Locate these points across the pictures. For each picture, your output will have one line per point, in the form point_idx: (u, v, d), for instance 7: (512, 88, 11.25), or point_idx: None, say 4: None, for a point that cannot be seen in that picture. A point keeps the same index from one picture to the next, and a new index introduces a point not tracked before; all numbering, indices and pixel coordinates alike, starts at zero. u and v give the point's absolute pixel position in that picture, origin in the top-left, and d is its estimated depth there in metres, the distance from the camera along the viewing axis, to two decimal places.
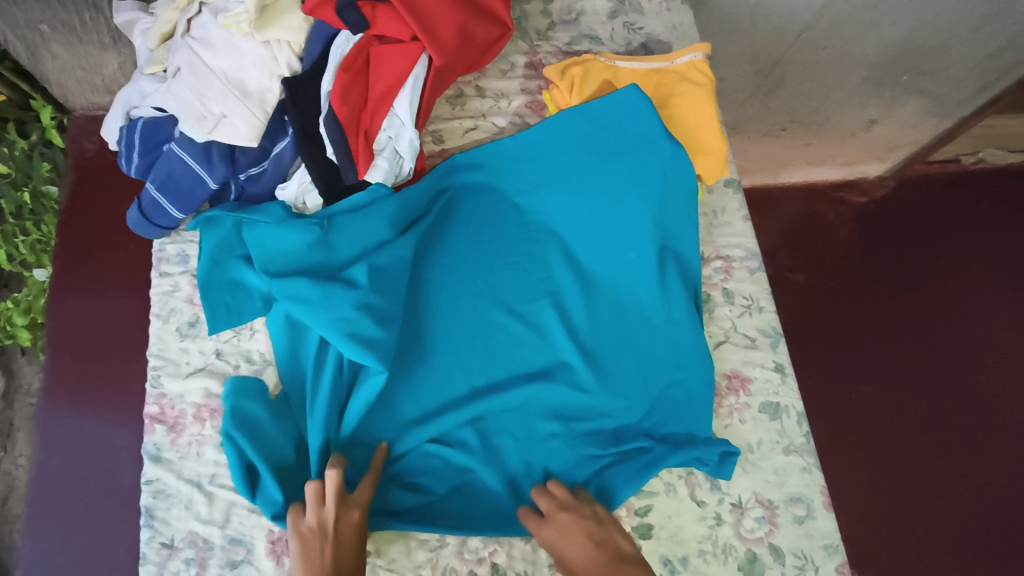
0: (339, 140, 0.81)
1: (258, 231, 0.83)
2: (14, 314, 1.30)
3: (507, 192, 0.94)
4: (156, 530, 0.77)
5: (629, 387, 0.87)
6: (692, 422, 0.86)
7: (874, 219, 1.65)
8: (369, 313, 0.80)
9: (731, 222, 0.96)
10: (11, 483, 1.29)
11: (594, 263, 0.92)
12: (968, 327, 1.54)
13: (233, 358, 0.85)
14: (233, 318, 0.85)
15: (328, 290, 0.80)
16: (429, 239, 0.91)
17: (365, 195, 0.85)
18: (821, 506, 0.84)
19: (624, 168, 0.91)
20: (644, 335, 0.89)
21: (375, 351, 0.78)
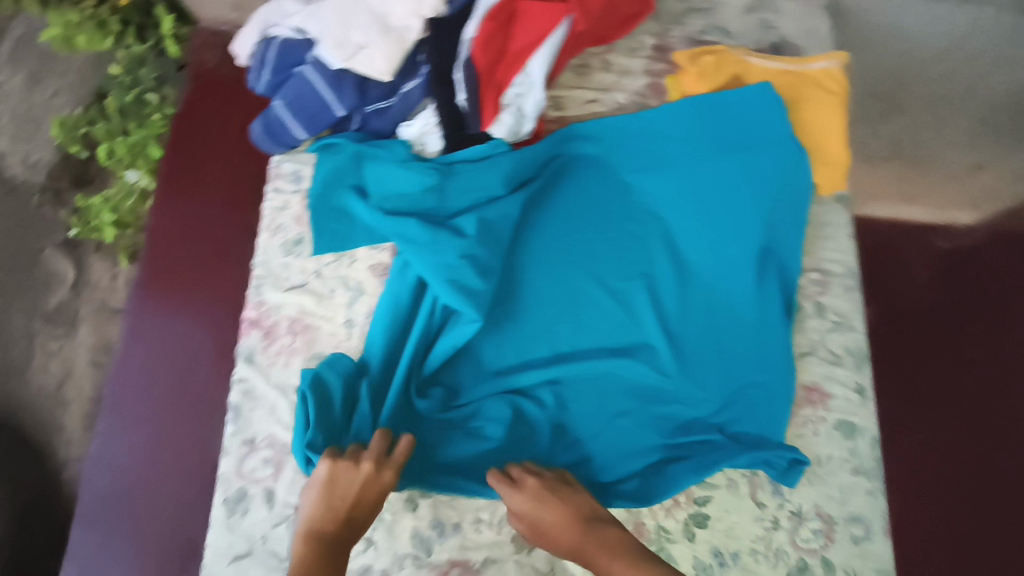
0: (473, 88, 0.83)
1: (382, 169, 0.87)
2: (102, 211, 1.36)
3: (620, 167, 0.94)
4: (239, 427, 0.81)
5: (708, 381, 0.87)
6: (766, 426, 0.85)
7: (966, 266, 1.26)
8: (473, 264, 0.81)
9: (835, 237, 0.93)
10: (68, 369, 1.36)
11: (692, 253, 0.91)
12: None
13: (331, 282, 0.87)
14: (336, 244, 0.87)
15: (438, 236, 0.82)
16: (534, 201, 0.92)
17: (484, 148, 0.86)
18: (880, 530, 0.84)
19: (742, 164, 0.91)
20: (730, 332, 0.89)
21: (473, 299, 0.80)
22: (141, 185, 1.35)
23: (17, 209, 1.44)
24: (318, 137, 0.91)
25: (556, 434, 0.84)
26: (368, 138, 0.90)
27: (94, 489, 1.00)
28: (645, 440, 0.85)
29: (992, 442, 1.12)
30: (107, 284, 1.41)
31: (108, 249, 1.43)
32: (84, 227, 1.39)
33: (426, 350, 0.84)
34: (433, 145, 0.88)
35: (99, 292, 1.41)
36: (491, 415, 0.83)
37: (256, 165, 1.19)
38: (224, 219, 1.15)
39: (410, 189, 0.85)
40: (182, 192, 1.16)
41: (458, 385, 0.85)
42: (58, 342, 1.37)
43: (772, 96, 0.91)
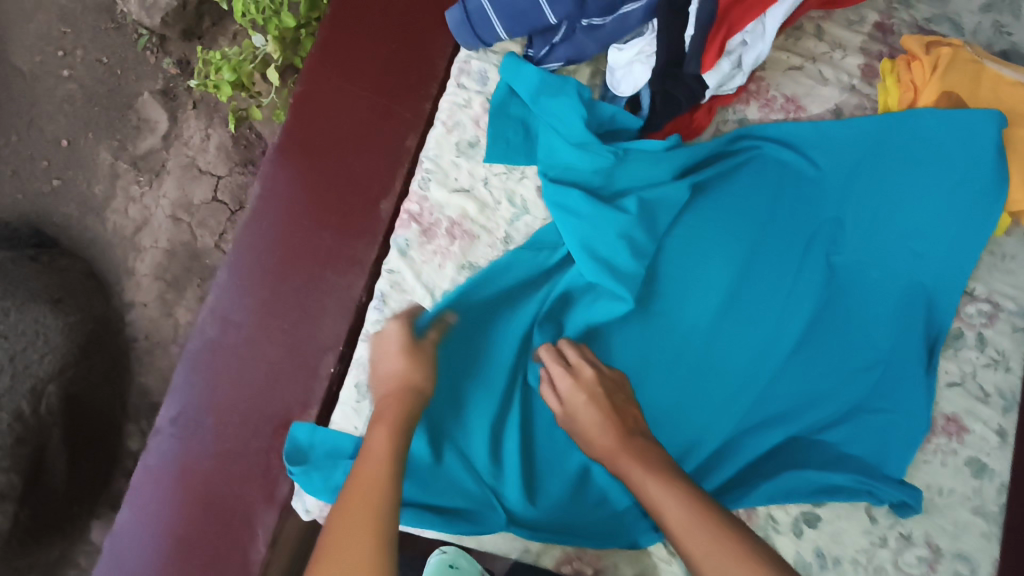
0: (705, 24, 0.77)
1: (554, 143, 0.82)
2: (223, 67, 1.23)
3: (799, 172, 0.88)
4: (383, 315, 0.79)
5: (831, 410, 0.83)
6: (880, 457, 0.81)
7: None
8: (630, 245, 0.78)
9: (1015, 271, 0.90)
10: (147, 216, 1.36)
11: (844, 278, 0.86)
12: None
13: (497, 193, 0.84)
14: (509, 154, 0.84)
15: (600, 210, 0.79)
16: (699, 188, 0.87)
17: (664, 144, 0.82)
18: (986, 574, 0.81)
19: (925, 201, 0.86)
20: (867, 370, 0.84)
21: (621, 280, 0.77)
22: (267, 52, 1.27)
23: (122, 47, 1.41)
24: (502, 79, 0.86)
25: (667, 431, 0.80)
26: (568, 54, 0.85)
27: (202, 338, 1.02)
28: (752, 454, 0.81)
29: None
30: (197, 143, 1.38)
31: (205, 107, 1.38)
32: (204, 81, 1.27)
33: (560, 319, 0.81)
34: (605, 109, 0.83)
35: (188, 149, 1.39)
36: None
37: (416, 53, 1.14)
38: (351, 116, 1.11)
39: (575, 165, 0.81)
40: (318, 90, 1.12)
41: None
42: (141, 190, 1.37)
43: (990, 134, 0.84)
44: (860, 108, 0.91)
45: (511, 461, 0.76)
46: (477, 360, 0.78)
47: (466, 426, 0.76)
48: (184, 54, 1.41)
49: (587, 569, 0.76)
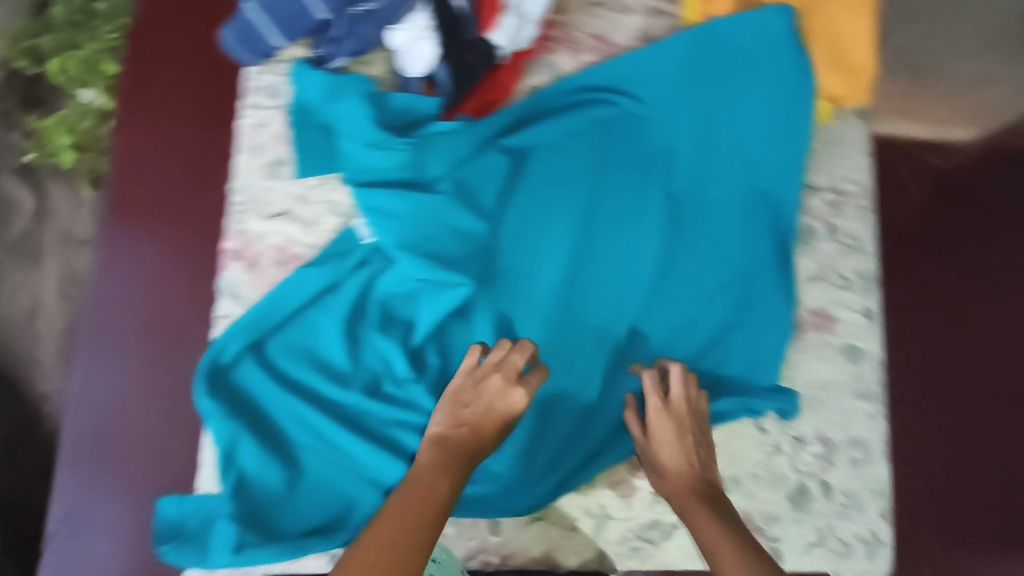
0: None
1: (354, 151, 0.77)
2: (56, 132, 1.11)
3: (622, 110, 0.86)
4: (223, 368, 0.76)
5: (701, 337, 0.83)
6: (755, 369, 0.82)
7: None
8: (456, 233, 0.78)
9: (851, 153, 0.89)
10: (36, 296, 1.15)
11: (688, 203, 0.86)
12: None
13: (318, 208, 0.80)
14: (327, 165, 0.79)
15: (416, 204, 0.76)
16: (523, 151, 0.84)
17: (457, 124, 0.80)
18: (878, 452, 0.84)
19: (745, 108, 0.86)
20: (728, 288, 0.84)
21: (453, 268, 0.76)
22: (100, 105, 1.12)
23: None
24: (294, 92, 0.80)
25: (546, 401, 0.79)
26: (353, 48, 0.79)
27: (77, 429, 0.95)
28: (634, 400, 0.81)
29: (961, 384, 0.98)
30: (74, 213, 1.17)
31: (66, 173, 1.17)
32: (39, 151, 1.13)
33: (410, 319, 0.79)
34: (398, 98, 0.79)
35: (64, 223, 1.18)
36: None
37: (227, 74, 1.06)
38: (178, 155, 1.02)
39: (378, 166, 0.77)
40: (135, 137, 1.02)
41: (448, 351, 0.79)
42: (19, 279, 1.15)
43: (780, 29, 0.85)
44: (667, 29, 0.90)
45: (392, 472, 0.75)
46: (334, 383, 0.77)
47: (337, 449, 0.75)
48: (31, 125, 1.17)
49: (494, 559, 0.76)
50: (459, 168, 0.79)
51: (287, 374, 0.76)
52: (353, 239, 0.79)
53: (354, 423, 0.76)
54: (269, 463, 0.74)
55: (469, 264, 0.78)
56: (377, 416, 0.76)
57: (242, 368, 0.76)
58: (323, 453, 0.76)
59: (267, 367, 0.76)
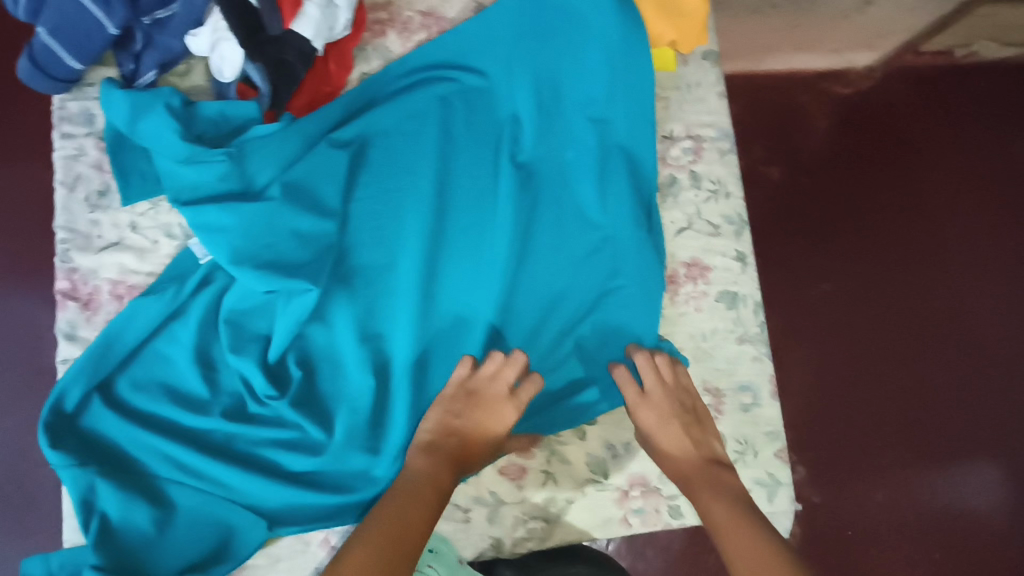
0: None
1: (169, 169, 0.72)
2: None
3: (465, 86, 0.84)
4: (69, 414, 0.72)
5: (575, 305, 0.81)
6: (634, 327, 0.80)
7: (849, 112, 1.56)
8: (296, 237, 0.74)
9: (705, 97, 0.88)
10: None
11: (543, 170, 0.83)
12: (955, 248, 1.54)
13: (151, 233, 0.77)
14: (150, 187, 0.76)
15: (245, 214, 0.72)
16: (363, 142, 0.81)
17: (278, 124, 0.76)
18: (767, 395, 0.83)
19: (587, 65, 0.84)
20: (596, 251, 0.82)
21: (295, 274, 0.72)
22: None
23: None
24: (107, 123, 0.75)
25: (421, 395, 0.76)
26: (159, 58, 0.75)
27: None
28: None
29: (799, 252, 1.49)
30: None
31: None
32: None
33: (264, 334, 0.75)
34: (208, 108, 0.74)
35: None
36: (341, 391, 0.75)
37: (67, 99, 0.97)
38: (20, 189, 0.93)
39: (200, 180, 0.72)
40: None
41: (310, 361, 0.75)
42: None
43: None
44: None
45: (264, 491, 0.72)
46: (192, 412, 0.73)
47: (203, 480, 0.71)
48: None
49: None
50: (290, 171, 0.76)
51: (143, 410, 0.73)
52: (192, 260, 0.76)
53: (221, 450, 0.73)
54: (133, 504, 0.69)
55: (316, 267, 0.74)
56: (244, 438, 0.73)
57: (95, 413, 0.72)
58: (192, 488, 0.72)
59: (118, 407, 0.73)
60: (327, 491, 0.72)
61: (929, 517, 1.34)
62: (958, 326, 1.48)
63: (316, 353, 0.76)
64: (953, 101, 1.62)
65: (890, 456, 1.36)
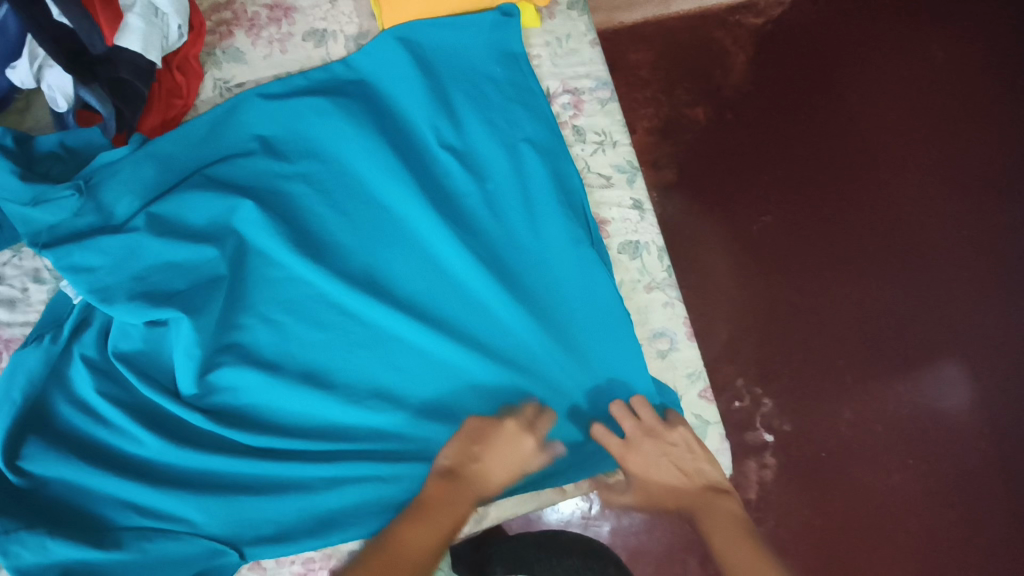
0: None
1: (19, 214, 0.69)
2: None
3: (331, 80, 0.81)
4: None
5: (496, 300, 0.76)
6: (557, 285, 0.79)
7: (767, 39, 1.60)
8: (170, 265, 0.72)
9: (577, 49, 0.86)
10: None
11: (435, 158, 0.80)
12: (888, 156, 1.55)
13: (18, 280, 0.73)
14: (7, 237, 0.73)
15: (112, 251, 0.70)
16: (241, 160, 0.76)
17: (126, 148, 0.73)
18: (683, 337, 0.81)
19: (451, 38, 0.83)
20: (503, 237, 0.80)
21: (173, 302, 0.70)
22: None
23: None
24: None
25: (342, 412, 0.73)
26: None
27: None
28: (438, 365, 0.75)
29: (734, 188, 1.48)
30: None
31: None
32: None
33: (165, 367, 0.72)
34: (45, 141, 0.71)
35: None
36: (265, 403, 0.73)
37: None
38: None
39: (56, 220, 0.70)
40: None
41: (228, 383, 0.72)
42: None
43: None
44: None
45: (227, 510, 0.69)
46: (132, 444, 0.70)
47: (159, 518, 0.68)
48: None
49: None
50: (155, 198, 0.74)
51: (82, 443, 0.70)
52: (67, 300, 0.73)
53: (168, 478, 0.70)
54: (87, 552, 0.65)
55: (202, 296, 0.72)
56: (183, 468, 0.70)
57: (32, 456, 0.67)
58: (152, 529, 0.68)
59: (58, 443, 0.69)
60: (295, 496, 0.70)
61: (901, 426, 1.34)
62: (902, 233, 1.49)
63: (230, 378, 0.72)
64: (862, 15, 1.66)
65: (851, 372, 1.37)
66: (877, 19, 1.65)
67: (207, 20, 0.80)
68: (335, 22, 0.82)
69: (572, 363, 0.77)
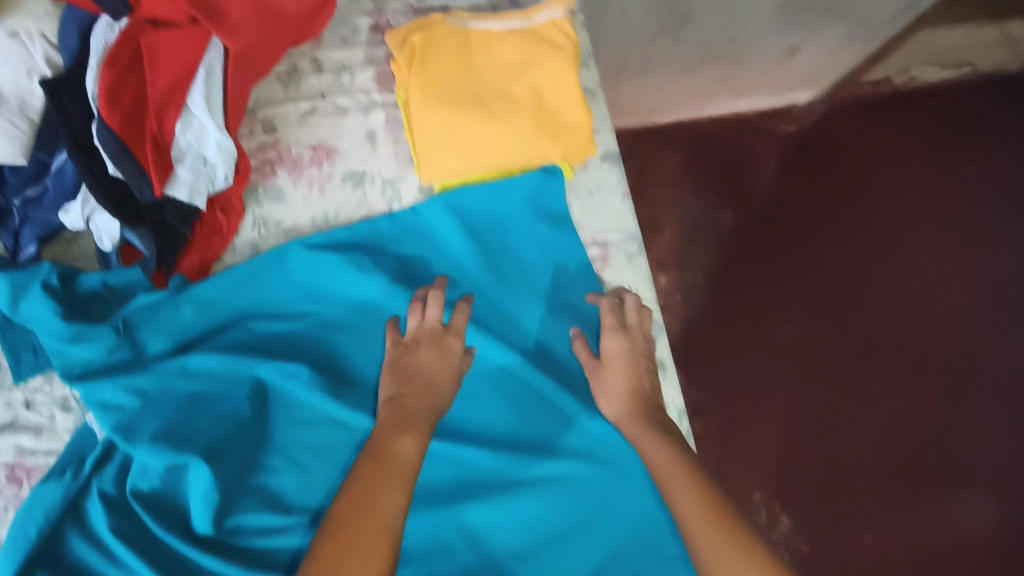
0: (120, 154, 0.65)
1: (54, 351, 0.70)
2: None
3: (373, 234, 0.82)
4: None
5: (517, 464, 0.76)
6: (583, 444, 0.79)
7: (797, 149, 1.56)
8: (198, 404, 0.73)
9: (607, 201, 0.87)
10: None
11: (476, 317, 0.80)
12: (917, 269, 1.53)
13: (46, 408, 0.75)
14: (43, 364, 0.75)
15: (142, 390, 0.72)
16: (281, 306, 0.79)
17: (164, 292, 0.75)
18: None
19: (489, 194, 0.83)
20: (526, 397, 0.79)
21: (196, 445, 0.70)
22: None
23: None
24: None
25: None
26: (37, 232, 0.73)
27: None
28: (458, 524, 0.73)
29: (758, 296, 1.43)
30: None
31: None
32: None
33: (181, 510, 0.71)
34: (88, 280, 0.74)
35: None
36: (279, 553, 0.70)
37: None
38: None
39: (90, 358, 0.71)
40: None
41: (243, 530, 0.70)
42: None
43: None
44: (393, 120, 0.86)
45: None
46: None
47: None
48: None
49: None
50: (188, 343, 0.76)
51: None
52: (92, 434, 0.74)
53: None
54: None
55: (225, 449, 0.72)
56: None
57: None
58: None
59: None
60: None
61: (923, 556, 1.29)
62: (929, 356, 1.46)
63: (246, 523, 0.70)
64: (894, 129, 1.63)
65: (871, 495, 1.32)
66: (907, 129, 1.64)
67: (252, 158, 0.82)
68: (374, 164, 0.85)
69: (597, 528, 0.76)
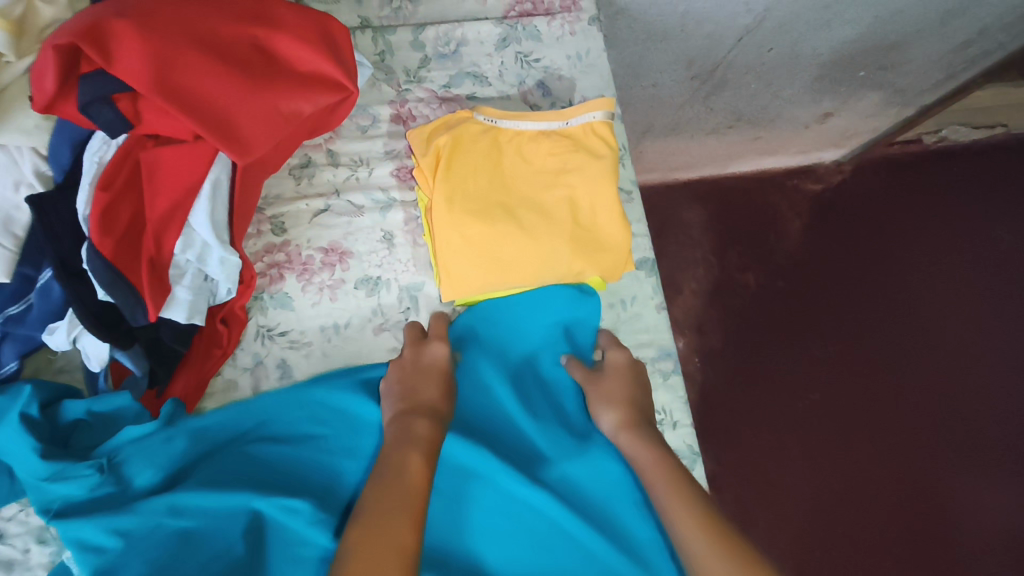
0: (112, 283, 0.59)
1: (33, 490, 0.63)
2: None
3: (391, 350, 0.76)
4: None
5: None
6: None
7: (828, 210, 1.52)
8: (186, 547, 0.62)
9: (641, 313, 0.82)
10: None
11: (507, 446, 0.72)
12: (949, 338, 1.48)
13: (19, 540, 0.67)
14: (16, 492, 0.67)
15: (124, 532, 0.61)
16: (289, 432, 0.71)
17: (156, 421, 0.67)
18: None
19: (511, 309, 0.78)
20: (564, 542, 0.68)
21: None
22: None
23: None
24: None
25: None
26: (19, 348, 0.66)
27: None
28: None
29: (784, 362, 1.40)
30: None
31: None
32: None
33: None
34: (72, 409, 0.66)
35: None
36: None
37: None
38: None
39: (70, 497, 0.62)
40: None
41: None
42: None
43: None
44: (412, 220, 0.80)
45: None
46: None
47: None
48: None
49: None
50: (177, 475, 0.67)
51: None
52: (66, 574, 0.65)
53: None
54: None
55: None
56: None
57: None
58: None
59: None
60: None
61: None
62: (955, 434, 1.41)
63: None
64: (924, 189, 1.57)
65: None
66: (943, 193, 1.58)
67: (258, 262, 0.76)
68: (391, 269, 0.79)
69: None
